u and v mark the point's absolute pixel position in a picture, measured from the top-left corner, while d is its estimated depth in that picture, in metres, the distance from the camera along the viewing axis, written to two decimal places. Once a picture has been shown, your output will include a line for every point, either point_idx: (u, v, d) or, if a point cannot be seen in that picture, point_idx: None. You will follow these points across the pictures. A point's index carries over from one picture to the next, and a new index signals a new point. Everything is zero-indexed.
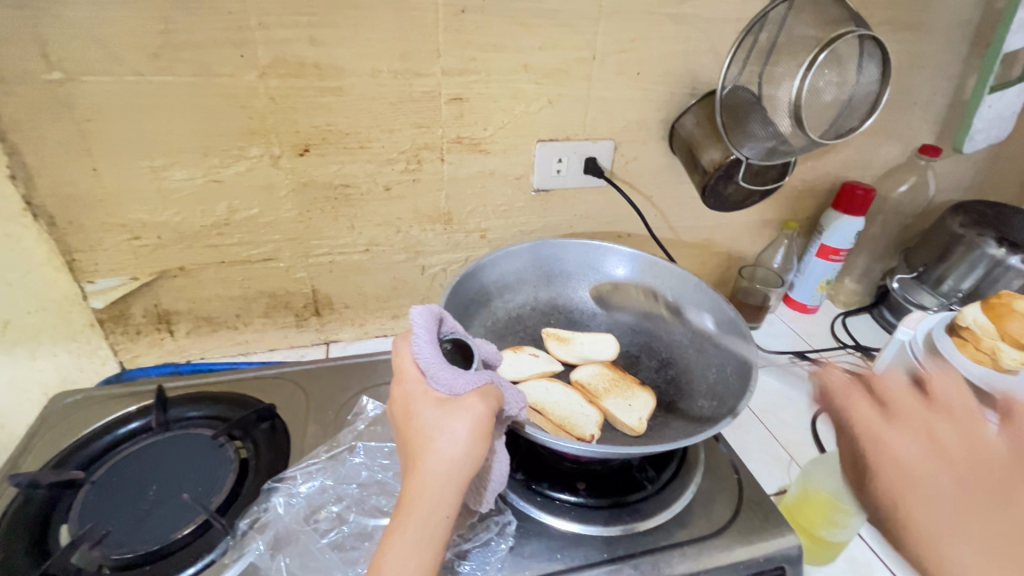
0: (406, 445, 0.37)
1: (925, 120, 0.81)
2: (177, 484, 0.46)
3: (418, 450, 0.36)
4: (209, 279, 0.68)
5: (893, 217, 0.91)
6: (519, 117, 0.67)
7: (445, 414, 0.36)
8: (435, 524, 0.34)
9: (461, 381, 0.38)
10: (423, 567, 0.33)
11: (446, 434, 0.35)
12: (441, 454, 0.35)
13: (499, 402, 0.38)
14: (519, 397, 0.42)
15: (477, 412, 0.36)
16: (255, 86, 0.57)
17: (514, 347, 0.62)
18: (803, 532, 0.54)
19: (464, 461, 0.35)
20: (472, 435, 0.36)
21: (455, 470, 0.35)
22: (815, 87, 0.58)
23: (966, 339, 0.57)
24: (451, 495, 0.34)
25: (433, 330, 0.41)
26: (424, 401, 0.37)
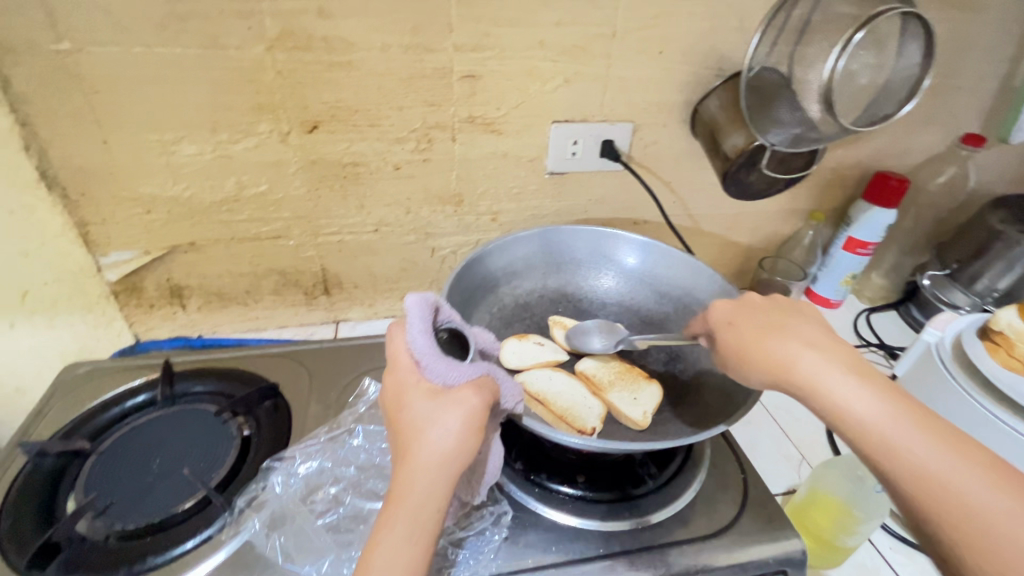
0: (397, 433, 0.37)
1: (969, 106, 0.76)
2: (180, 459, 0.47)
3: (410, 442, 0.35)
4: (219, 255, 0.68)
5: (928, 211, 0.86)
6: (534, 97, 0.64)
7: (438, 404, 0.35)
8: (425, 517, 0.34)
9: (455, 373, 0.37)
10: (413, 560, 0.33)
11: (437, 427, 0.35)
12: (432, 447, 0.34)
13: (493, 394, 0.37)
14: (516, 390, 0.41)
15: (471, 403, 0.35)
16: (263, 60, 0.55)
17: (520, 335, 0.60)
18: (808, 534, 0.52)
19: (456, 454, 0.34)
20: (465, 427, 0.35)
21: (447, 463, 0.34)
22: (849, 70, 0.54)
23: (998, 344, 0.54)
24: (442, 489, 0.34)
25: (429, 320, 0.40)
26: (416, 392, 0.36)
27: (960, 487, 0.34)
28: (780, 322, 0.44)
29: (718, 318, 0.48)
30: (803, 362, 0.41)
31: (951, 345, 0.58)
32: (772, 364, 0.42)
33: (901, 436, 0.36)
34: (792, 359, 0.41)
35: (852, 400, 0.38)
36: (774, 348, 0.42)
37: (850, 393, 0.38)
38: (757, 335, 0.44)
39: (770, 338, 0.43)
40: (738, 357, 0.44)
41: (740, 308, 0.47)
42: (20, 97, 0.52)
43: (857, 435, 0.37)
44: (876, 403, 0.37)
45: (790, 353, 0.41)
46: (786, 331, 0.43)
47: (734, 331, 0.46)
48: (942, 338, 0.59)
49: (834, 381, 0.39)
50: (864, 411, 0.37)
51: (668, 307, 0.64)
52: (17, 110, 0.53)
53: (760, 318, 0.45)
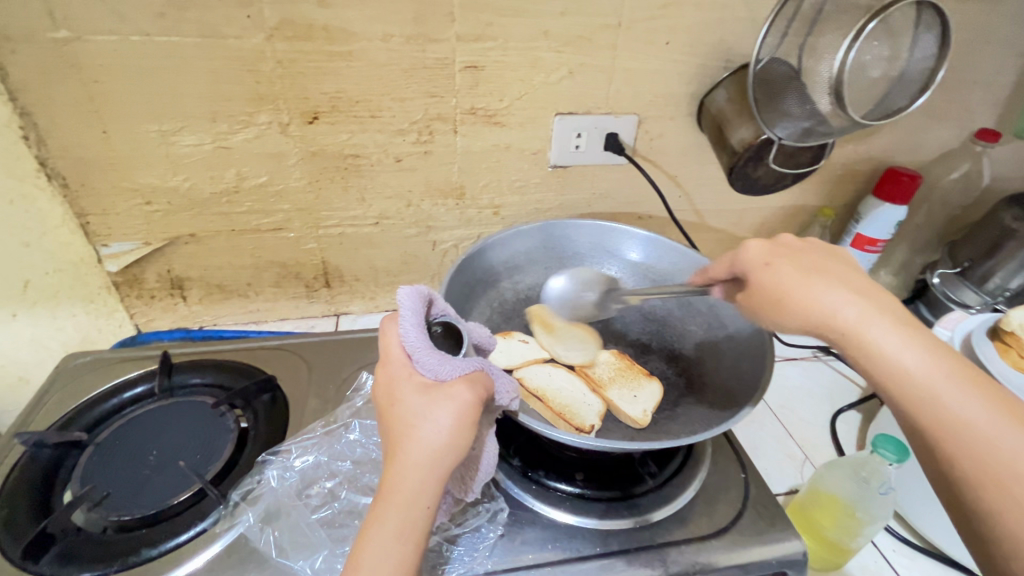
0: (386, 424, 0.36)
1: (985, 100, 0.74)
2: (176, 451, 0.47)
3: (400, 437, 0.34)
4: (220, 247, 0.68)
5: (940, 208, 0.85)
6: (538, 88, 0.63)
7: (429, 397, 0.35)
8: (416, 513, 0.33)
9: (448, 368, 0.36)
10: (404, 557, 0.33)
11: (428, 423, 0.34)
12: (423, 442, 0.34)
13: (487, 390, 0.36)
14: (511, 386, 0.40)
15: (463, 397, 0.35)
16: (263, 49, 0.55)
17: (506, 333, 0.58)
18: (812, 536, 0.51)
19: (447, 450, 0.34)
20: (458, 422, 0.34)
21: (438, 459, 0.34)
22: (861, 62, 0.53)
23: (1010, 345, 0.52)
24: (433, 484, 0.34)
25: (421, 313, 0.39)
26: (407, 386, 0.36)
27: (986, 431, 0.33)
28: (821, 267, 0.43)
29: (752, 261, 0.46)
30: (842, 308, 0.40)
31: (961, 345, 0.56)
32: (807, 307, 0.41)
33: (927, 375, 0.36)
34: (830, 305, 0.40)
35: (890, 346, 0.38)
36: (813, 292, 0.41)
37: (892, 340, 0.38)
38: (790, 280, 0.43)
39: (808, 279, 0.42)
40: (772, 301, 0.44)
41: (779, 250, 0.46)
42: (19, 86, 0.52)
43: (891, 381, 0.37)
44: (911, 348, 0.37)
45: (831, 300, 0.40)
46: (832, 279, 0.42)
47: (770, 274, 0.45)
48: (952, 338, 0.57)
49: (876, 329, 0.38)
50: (906, 359, 0.37)
51: (671, 303, 0.63)
52: (16, 99, 0.53)
53: (801, 261, 0.44)
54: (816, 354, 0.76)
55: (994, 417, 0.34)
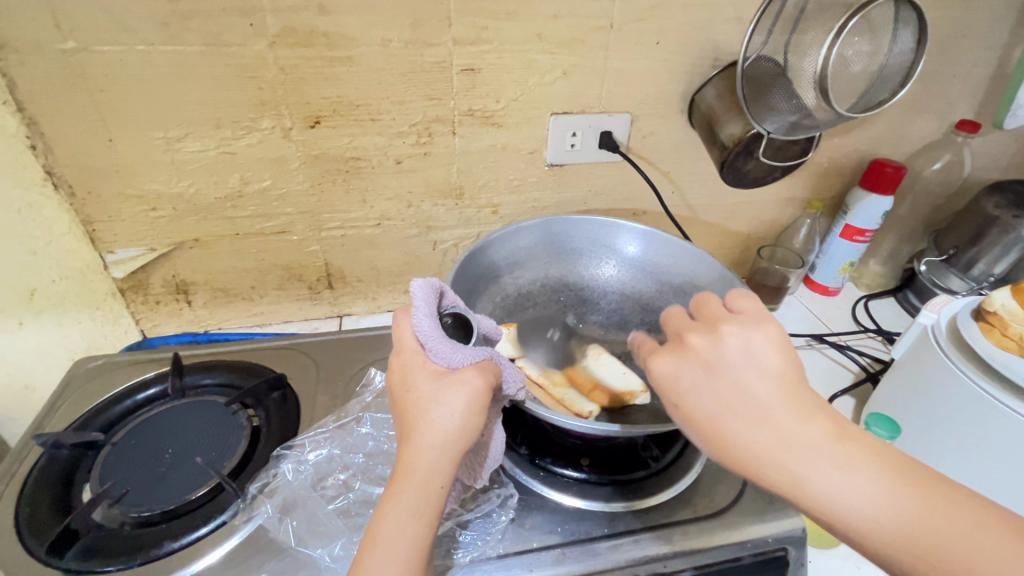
0: (403, 412, 0.37)
1: (964, 93, 0.77)
2: (192, 448, 0.48)
3: (416, 421, 0.36)
4: (224, 251, 0.69)
5: (924, 197, 0.87)
6: (533, 89, 0.65)
7: (443, 385, 0.36)
8: (429, 495, 0.35)
9: (459, 355, 0.38)
10: (418, 537, 0.34)
11: (441, 407, 0.36)
12: (436, 426, 0.35)
13: (496, 377, 0.38)
14: (518, 376, 0.42)
15: (475, 385, 0.36)
16: (265, 56, 0.56)
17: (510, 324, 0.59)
18: (809, 515, 0.53)
19: (460, 433, 0.35)
20: (470, 408, 0.36)
21: (451, 442, 0.35)
22: (843, 58, 0.55)
23: (993, 325, 0.55)
24: (446, 466, 0.35)
25: (434, 304, 0.41)
26: (421, 374, 0.37)
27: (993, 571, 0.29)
28: (698, 373, 0.37)
29: (662, 389, 0.38)
30: (773, 446, 0.34)
31: (946, 327, 0.59)
32: (749, 461, 0.35)
33: (909, 516, 0.32)
34: (775, 452, 0.34)
35: (843, 491, 0.33)
36: (754, 435, 0.35)
37: (856, 487, 0.32)
38: (730, 421, 0.35)
39: (735, 416, 0.35)
40: (703, 436, 0.36)
41: (689, 360, 0.38)
42: (26, 96, 0.53)
43: (873, 536, 0.32)
44: (870, 486, 0.32)
45: (762, 438, 0.34)
46: (743, 410, 0.35)
47: (705, 405, 0.36)
48: (937, 320, 0.60)
49: (818, 474, 0.33)
50: (857, 503, 0.32)
51: (669, 295, 0.65)
52: (23, 110, 0.54)
53: (701, 372, 0.37)
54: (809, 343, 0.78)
55: (992, 551, 0.30)
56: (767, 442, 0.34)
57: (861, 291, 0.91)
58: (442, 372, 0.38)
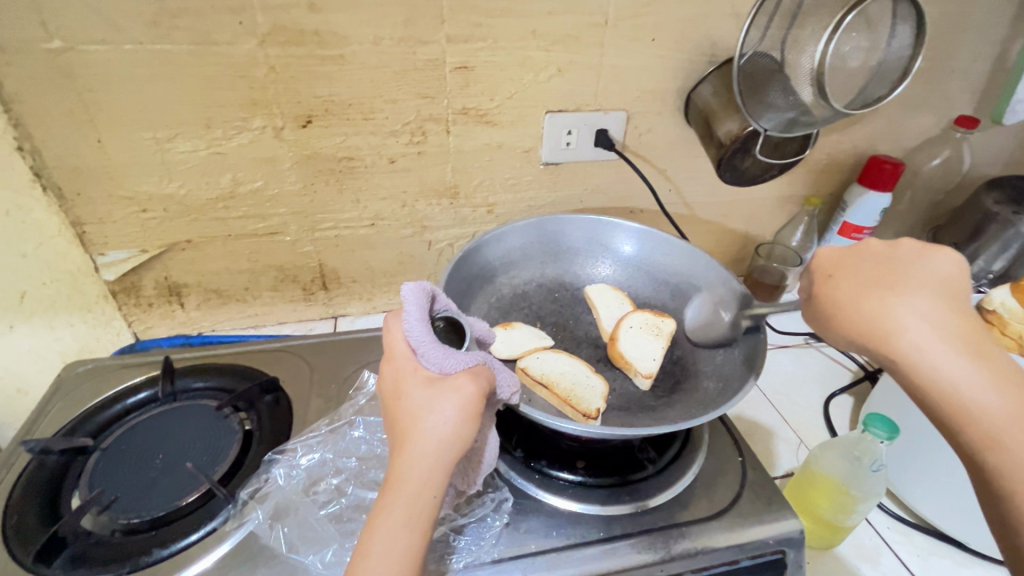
0: (396, 418, 0.37)
1: (963, 88, 0.76)
2: (183, 453, 0.48)
3: (407, 429, 0.35)
4: (216, 252, 0.68)
5: (923, 193, 0.86)
6: (528, 87, 0.64)
7: (436, 392, 0.36)
8: (422, 502, 0.34)
9: (451, 361, 0.37)
10: (413, 545, 0.34)
11: (434, 414, 0.35)
12: (429, 433, 0.35)
13: (490, 383, 0.37)
14: (512, 381, 0.41)
15: (468, 391, 0.36)
16: (255, 55, 0.55)
17: (506, 324, 0.59)
18: (809, 516, 0.53)
19: (453, 441, 0.35)
20: (465, 415, 0.35)
21: (445, 449, 0.35)
22: (840, 53, 0.55)
23: (992, 323, 0.54)
24: (439, 474, 0.34)
25: (425, 308, 0.40)
26: (413, 379, 0.37)
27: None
28: (891, 277, 0.43)
29: (821, 268, 0.47)
30: (908, 329, 0.40)
31: None
32: (872, 335, 0.41)
33: (1009, 422, 0.36)
34: (892, 332, 0.40)
35: (953, 378, 0.38)
36: (880, 315, 0.41)
37: (969, 378, 0.38)
38: (857, 304, 0.42)
39: (875, 300, 0.42)
40: (835, 314, 0.44)
41: (853, 262, 0.45)
42: (13, 97, 0.52)
43: (958, 414, 0.38)
44: (979, 384, 0.37)
45: (894, 322, 0.40)
46: (875, 301, 0.42)
47: (841, 291, 0.44)
48: None
49: (942, 358, 0.38)
50: (967, 390, 0.37)
51: (666, 294, 0.64)
52: (10, 110, 0.53)
53: (869, 274, 0.44)
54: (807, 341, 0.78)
55: None
56: (889, 329, 0.40)
57: None
58: (435, 378, 0.37)
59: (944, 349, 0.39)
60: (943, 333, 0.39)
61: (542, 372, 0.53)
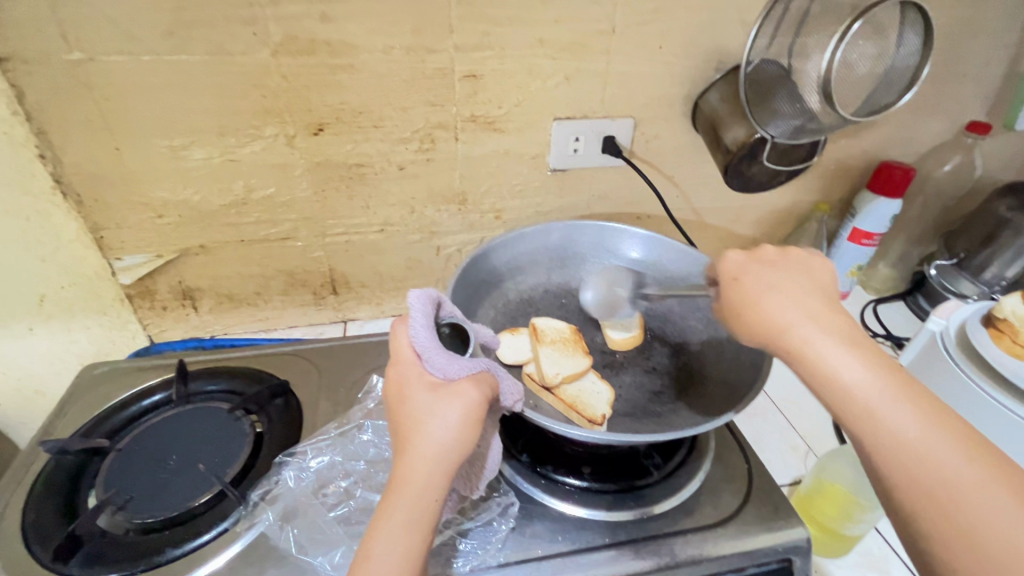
0: (399, 423, 0.37)
1: (974, 93, 0.76)
2: (195, 455, 0.49)
3: (410, 434, 0.36)
4: (229, 257, 0.70)
5: (934, 200, 0.86)
6: (536, 94, 0.65)
7: (437, 398, 0.36)
8: (423, 507, 0.35)
9: (456, 366, 0.38)
10: (413, 549, 0.34)
11: (437, 419, 0.36)
12: (432, 438, 0.35)
13: (492, 389, 0.38)
14: (515, 389, 0.41)
15: (469, 399, 0.36)
16: (268, 64, 0.57)
17: (512, 329, 0.60)
18: (814, 524, 0.53)
19: (454, 447, 0.35)
20: (466, 422, 0.36)
21: (446, 454, 0.35)
22: (848, 61, 0.55)
23: (1003, 331, 0.54)
24: (441, 479, 0.35)
25: (431, 314, 0.41)
26: (417, 385, 0.37)
27: (944, 478, 0.31)
28: (788, 278, 0.41)
29: (724, 272, 0.44)
30: (801, 327, 0.38)
31: (956, 334, 0.58)
32: (770, 332, 0.39)
33: (908, 426, 0.33)
34: (790, 326, 0.38)
35: (851, 376, 0.35)
36: (776, 313, 0.39)
37: (864, 379, 0.35)
38: (756, 299, 0.40)
39: (775, 297, 0.40)
40: (739, 312, 0.42)
41: (754, 263, 0.43)
42: (35, 107, 0.54)
43: (856, 418, 0.34)
44: (870, 377, 0.35)
45: (787, 317, 0.39)
46: (770, 299, 0.40)
47: (741, 289, 0.42)
48: (947, 327, 0.59)
49: (834, 354, 0.36)
50: (864, 390, 0.34)
51: (673, 300, 0.64)
52: (33, 120, 0.55)
53: (772, 275, 0.42)
54: None
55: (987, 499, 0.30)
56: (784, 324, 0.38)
57: (870, 295, 0.90)
58: (437, 384, 0.37)
59: (839, 345, 0.36)
60: (838, 333, 0.37)
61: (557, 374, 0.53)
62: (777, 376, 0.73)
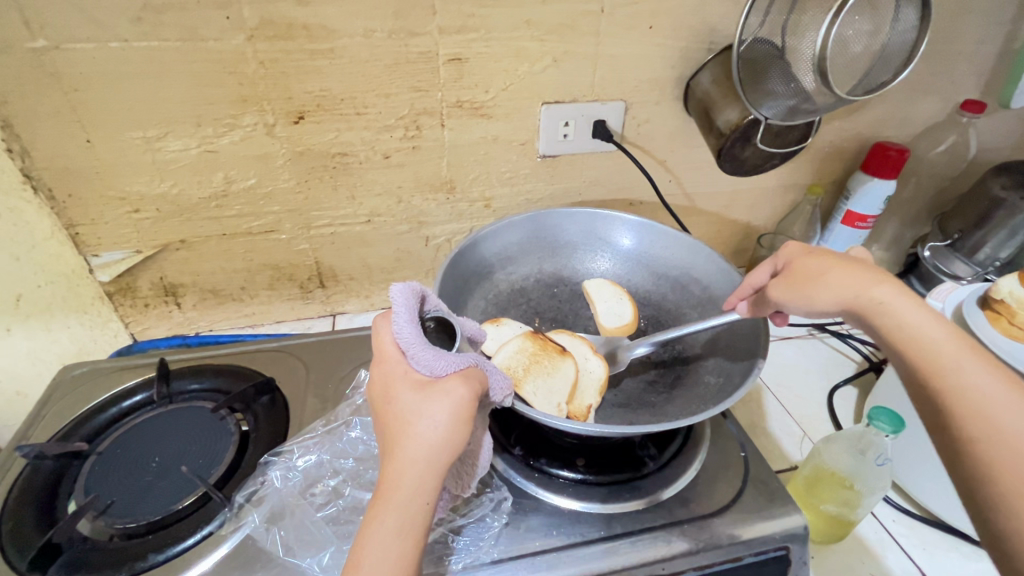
0: (386, 423, 0.36)
1: (969, 72, 0.74)
2: (179, 456, 0.47)
3: (398, 433, 0.35)
4: (211, 252, 0.68)
5: (928, 180, 0.85)
6: (523, 78, 0.63)
7: (423, 395, 0.35)
8: (413, 511, 0.33)
9: (442, 363, 0.36)
10: (403, 555, 0.33)
11: (424, 418, 0.34)
12: (420, 438, 0.34)
13: (481, 385, 0.37)
14: (504, 382, 0.40)
15: (458, 395, 0.35)
16: (244, 50, 0.54)
17: (494, 320, 0.58)
18: (811, 508, 0.52)
19: (444, 446, 0.34)
20: (455, 420, 0.35)
21: (436, 454, 0.34)
22: (842, 38, 0.53)
23: (999, 313, 0.53)
24: (429, 481, 0.34)
25: (415, 309, 0.39)
26: (402, 383, 0.36)
27: (1017, 418, 0.34)
28: (853, 260, 0.48)
29: (797, 250, 0.51)
30: (880, 287, 0.44)
31: (952, 316, 0.57)
32: (861, 291, 0.44)
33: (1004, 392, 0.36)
34: (871, 286, 0.44)
35: (934, 334, 0.40)
36: (860, 276, 0.45)
37: (938, 331, 0.40)
38: (836, 272, 0.46)
39: (831, 259, 0.48)
40: (816, 276, 0.47)
41: (818, 249, 0.51)
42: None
43: (928, 352, 0.39)
44: (950, 336, 0.40)
45: (868, 279, 0.44)
46: (865, 268, 0.45)
47: (797, 248, 0.51)
48: (942, 310, 0.58)
49: (914, 313, 0.41)
50: (936, 336, 0.40)
51: (667, 287, 0.64)
52: None
53: (837, 255, 0.49)
54: (810, 332, 0.76)
55: None
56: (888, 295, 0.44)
57: None
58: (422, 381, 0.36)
59: (890, 294, 0.43)
60: (916, 301, 0.43)
61: (557, 403, 0.50)
62: (769, 362, 0.72)
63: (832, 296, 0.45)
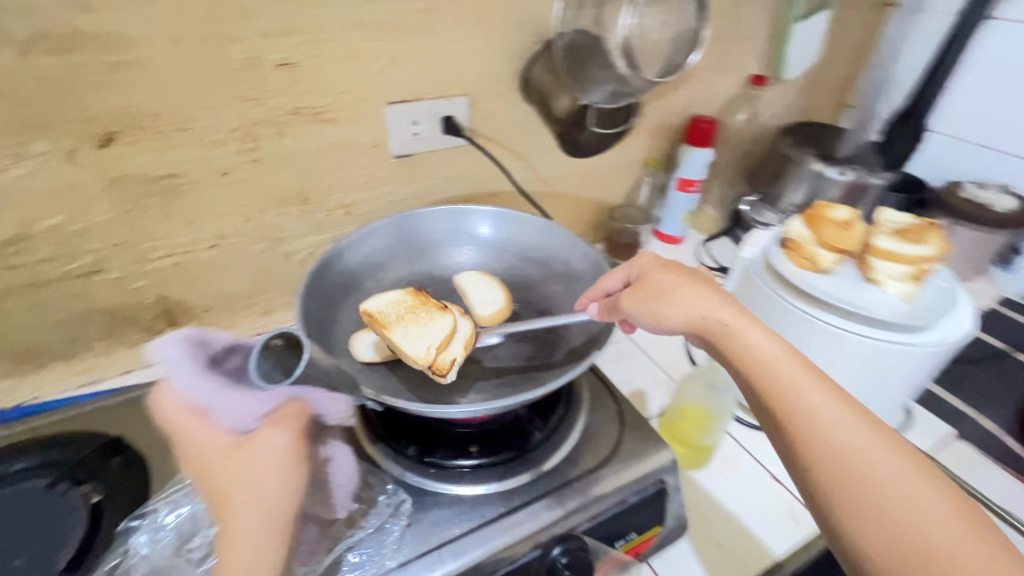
0: (221, 484, 0.37)
1: (751, 51, 0.88)
2: (14, 547, 0.44)
3: (224, 503, 0.37)
4: (16, 308, 0.57)
5: (737, 145, 1.00)
6: (362, 79, 0.62)
7: (252, 447, 0.37)
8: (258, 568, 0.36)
9: (241, 420, 0.38)
10: None
11: (244, 483, 0.37)
12: (244, 503, 0.36)
13: (294, 421, 0.38)
14: (328, 400, 0.41)
15: (286, 428, 0.38)
16: (14, 68, 0.46)
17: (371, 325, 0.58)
18: (680, 443, 0.59)
19: (269, 499, 0.37)
20: (291, 448, 0.38)
21: (263, 510, 0.36)
22: (636, 30, 0.68)
23: (791, 249, 0.66)
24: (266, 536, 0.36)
25: (196, 357, 0.39)
26: (212, 452, 0.38)
27: (855, 453, 0.36)
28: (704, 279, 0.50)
29: (651, 267, 0.53)
30: (726, 314, 0.46)
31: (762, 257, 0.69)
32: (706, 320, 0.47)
33: (847, 428, 0.37)
34: (717, 311, 0.46)
35: (776, 362, 0.42)
36: (697, 300, 0.48)
37: (781, 362, 0.42)
38: (685, 291, 0.49)
39: (677, 281, 0.50)
40: (664, 300, 0.50)
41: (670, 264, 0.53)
42: None
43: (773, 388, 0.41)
44: (796, 370, 0.41)
45: (715, 305, 0.47)
46: (712, 291, 0.49)
47: (653, 261, 0.54)
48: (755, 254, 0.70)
49: (756, 339, 0.43)
50: (778, 367, 0.41)
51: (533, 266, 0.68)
52: None
53: (689, 273, 0.51)
54: None
55: (897, 478, 0.35)
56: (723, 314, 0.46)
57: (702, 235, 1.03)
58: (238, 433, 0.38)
59: (734, 323, 0.45)
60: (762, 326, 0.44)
61: (425, 349, 0.51)
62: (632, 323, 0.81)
63: (673, 316, 0.49)
